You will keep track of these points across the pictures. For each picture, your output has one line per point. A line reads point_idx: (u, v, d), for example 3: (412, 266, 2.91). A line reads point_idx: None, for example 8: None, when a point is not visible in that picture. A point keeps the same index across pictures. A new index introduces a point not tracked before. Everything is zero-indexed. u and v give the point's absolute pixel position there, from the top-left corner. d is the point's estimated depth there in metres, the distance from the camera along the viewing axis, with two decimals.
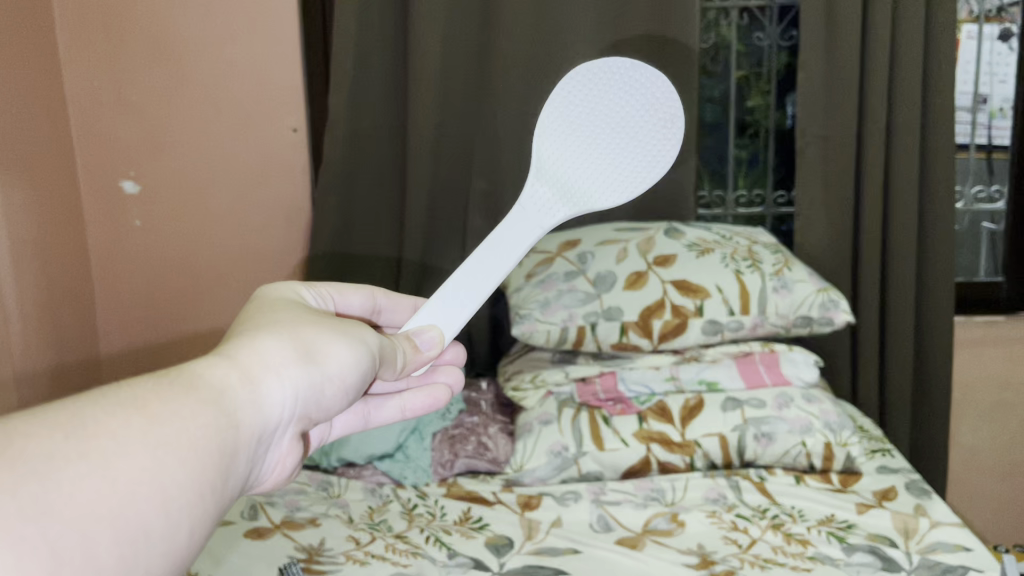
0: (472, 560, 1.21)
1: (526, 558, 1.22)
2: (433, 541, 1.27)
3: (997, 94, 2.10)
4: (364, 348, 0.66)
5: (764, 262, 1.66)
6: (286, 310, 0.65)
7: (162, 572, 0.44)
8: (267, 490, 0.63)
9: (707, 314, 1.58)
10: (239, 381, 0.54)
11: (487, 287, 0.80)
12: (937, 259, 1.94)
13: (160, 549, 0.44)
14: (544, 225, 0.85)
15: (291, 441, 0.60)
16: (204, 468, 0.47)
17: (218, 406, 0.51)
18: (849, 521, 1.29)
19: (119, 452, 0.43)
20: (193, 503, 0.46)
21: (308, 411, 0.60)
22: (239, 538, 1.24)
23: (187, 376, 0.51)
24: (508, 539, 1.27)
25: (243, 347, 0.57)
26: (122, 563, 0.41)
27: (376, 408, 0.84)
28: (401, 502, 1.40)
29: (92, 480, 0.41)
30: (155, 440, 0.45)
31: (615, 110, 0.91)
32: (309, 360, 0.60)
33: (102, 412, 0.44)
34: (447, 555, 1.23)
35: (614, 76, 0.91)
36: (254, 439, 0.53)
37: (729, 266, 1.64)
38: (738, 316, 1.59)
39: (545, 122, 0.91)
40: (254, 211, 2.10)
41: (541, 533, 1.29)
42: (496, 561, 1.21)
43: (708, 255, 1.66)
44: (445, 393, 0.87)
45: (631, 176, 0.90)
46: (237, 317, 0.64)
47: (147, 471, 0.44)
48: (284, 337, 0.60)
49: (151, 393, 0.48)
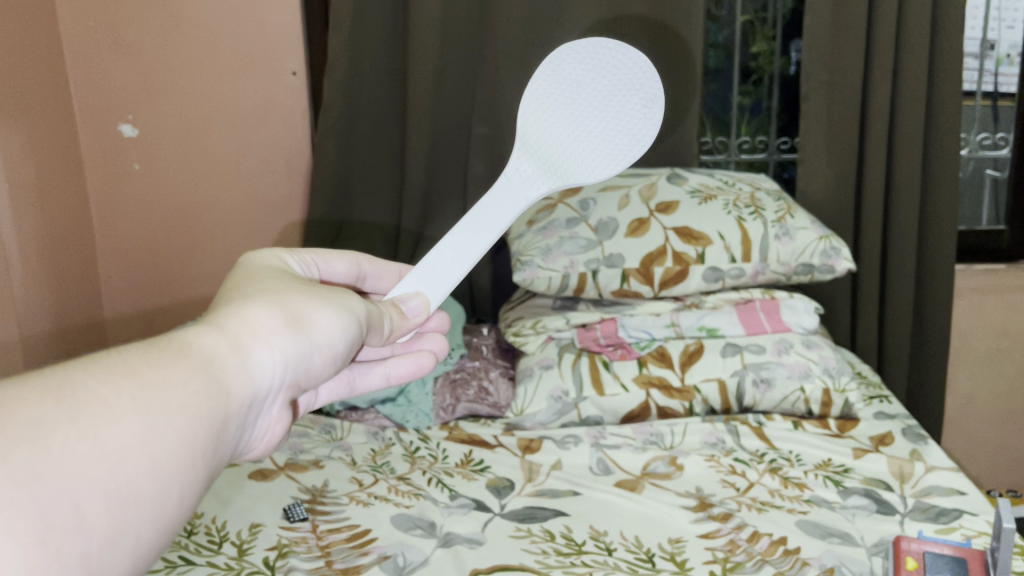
0: (474, 501, 1.24)
1: (527, 501, 1.24)
2: (435, 483, 1.29)
3: (1005, 40, 2.07)
4: (351, 316, 0.65)
5: (766, 209, 1.66)
6: (271, 279, 0.64)
7: (154, 537, 0.44)
8: (255, 457, 0.62)
9: (708, 261, 1.58)
10: (228, 348, 0.53)
11: (468, 258, 0.80)
12: (939, 207, 1.94)
13: (151, 515, 0.43)
14: (525, 199, 0.85)
15: (281, 409, 0.59)
16: (196, 434, 0.46)
17: (209, 372, 0.50)
18: (845, 465, 1.30)
19: (107, 418, 0.42)
20: (185, 468, 0.45)
21: (297, 378, 0.59)
22: (244, 479, 1.27)
23: (177, 344, 0.50)
24: (509, 481, 1.29)
25: (231, 315, 0.56)
26: (114, 527, 0.41)
27: (361, 374, 0.84)
28: (403, 445, 1.42)
29: (84, 444, 0.40)
30: (146, 406, 0.44)
31: (597, 88, 0.88)
32: (298, 328, 0.59)
33: (93, 378, 0.44)
34: (449, 497, 1.25)
35: (599, 54, 0.88)
36: (244, 407, 0.53)
37: (731, 213, 1.63)
38: (740, 263, 1.59)
39: (530, 97, 0.89)
40: (254, 156, 2.08)
41: (542, 476, 1.31)
42: (497, 502, 1.23)
43: (711, 202, 1.66)
44: (430, 360, 0.89)
45: (614, 153, 0.87)
46: (221, 288, 0.63)
47: (138, 436, 0.43)
48: (272, 305, 0.59)
49: (139, 361, 0.47)
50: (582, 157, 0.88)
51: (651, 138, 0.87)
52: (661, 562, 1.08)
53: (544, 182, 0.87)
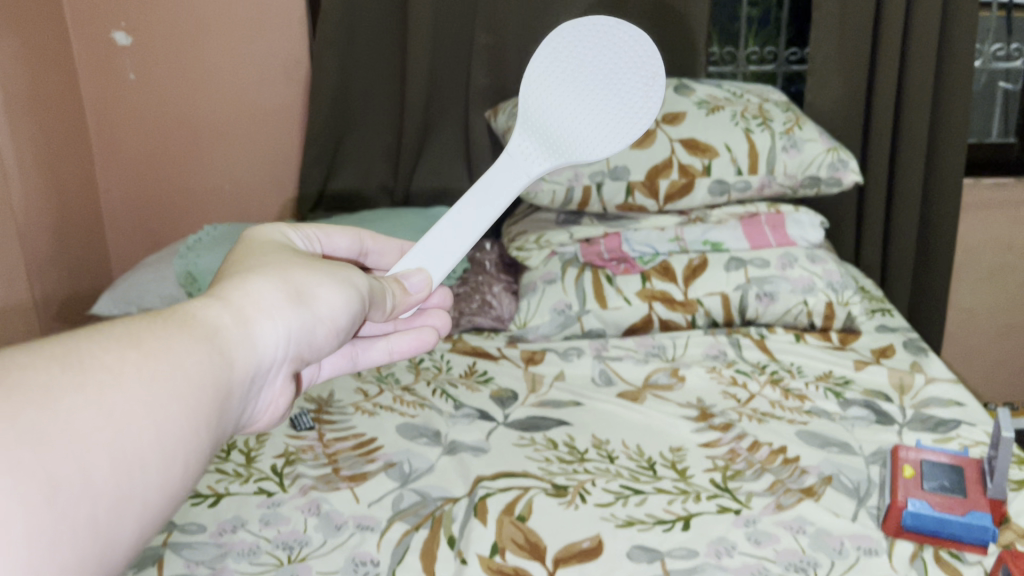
0: (478, 411, 1.25)
1: (530, 411, 1.25)
2: (439, 393, 1.30)
3: None
4: (354, 290, 0.64)
5: (774, 120, 1.63)
6: (273, 253, 0.62)
7: (159, 505, 0.43)
8: (258, 430, 0.61)
9: (714, 173, 1.56)
10: (232, 321, 0.51)
11: (472, 234, 0.79)
12: (949, 121, 1.91)
13: (157, 483, 0.42)
14: (529, 174, 0.84)
15: (283, 382, 0.58)
16: (201, 407, 0.45)
17: (213, 343, 0.49)
18: (846, 377, 1.31)
19: (113, 385, 0.41)
20: (189, 438, 0.44)
21: (300, 351, 0.58)
22: None
23: (181, 314, 0.49)
24: (512, 392, 1.31)
25: (234, 287, 0.54)
26: (119, 492, 0.40)
27: (362, 350, 0.82)
28: None
29: (89, 410, 0.39)
30: (151, 377, 0.43)
31: (597, 67, 0.86)
32: (301, 302, 0.58)
33: (97, 346, 0.42)
34: (454, 407, 1.27)
35: (599, 32, 0.86)
36: (247, 380, 0.51)
37: (739, 124, 1.61)
38: (747, 175, 1.58)
39: (533, 74, 0.87)
40: (252, 66, 2.04)
41: (545, 387, 1.32)
42: (500, 412, 1.25)
43: (718, 112, 1.62)
44: (432, 336, 0.86)
45: (615, 131, 0.86)
46: (223, 264, 0.62)
47: (143, 404, 0.42)
48: (275, 278, 0.57)
49: (143, 330, 0.46)
50: (584, 136, 0.86)
51: (653, 115, 0.85)
52: (662, 470, 1.11)
53: (545, 159, 0.85)
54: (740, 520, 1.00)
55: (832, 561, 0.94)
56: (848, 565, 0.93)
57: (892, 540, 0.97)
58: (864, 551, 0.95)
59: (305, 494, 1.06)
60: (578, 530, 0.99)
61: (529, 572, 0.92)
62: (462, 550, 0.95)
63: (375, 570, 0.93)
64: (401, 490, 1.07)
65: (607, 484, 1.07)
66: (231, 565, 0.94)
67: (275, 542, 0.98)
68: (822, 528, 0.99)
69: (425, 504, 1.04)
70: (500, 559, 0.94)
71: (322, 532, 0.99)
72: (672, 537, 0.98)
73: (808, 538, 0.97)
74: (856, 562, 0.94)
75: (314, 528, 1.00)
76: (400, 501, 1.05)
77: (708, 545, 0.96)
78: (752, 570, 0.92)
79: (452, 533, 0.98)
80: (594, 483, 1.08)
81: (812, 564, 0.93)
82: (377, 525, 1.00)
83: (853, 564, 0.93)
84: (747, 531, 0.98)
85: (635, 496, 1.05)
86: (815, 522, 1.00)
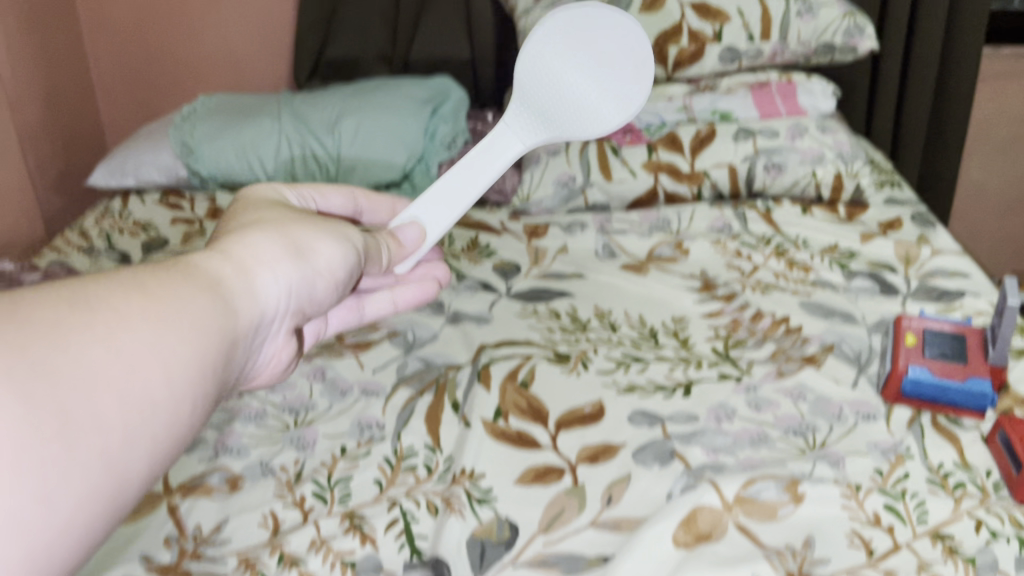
0: (480, 283, 1.25)
1: (532, 282, 1.25)
2: None
3: None
4: (351, 246, 0.63)
5: None
6: (271, 209, 0.61)
7: (169, 446, 0.42)
8: (258, 383, 0.62)
9: (724, 40, 1.52)
10: (234, 272, 0.51)
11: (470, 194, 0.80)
12: None
13: (166, 423, 0.41)
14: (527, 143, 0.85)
15: (285, 337, 0.58)
16: (207, 352, 0.44)
17: (218, 292, 0.48)
18: (852, 250, 1.30)
19: (119, 325, 0.40)
20: (195, 379, 0.43)
21: (301, 306, 0.57)
22: None
23: (184, 265, 0.48)
24: (515, 265, 1.30)
25: (235, 242, 0.53)
26: (128, 430, 0.39)
27: (368, 301, 0.81)
28: None
29: (97, 345, 0.38)
30: (158, 319, 0.42)
31: (586, 48, 0.87)
32: (302, 257, 0.57)
33: (103, 289, 0.41)
34: (456, 278, 1.26)
35: (589, 17, 0.86)
36: (252, 334, 0.51)
37: None
38: (758, 42, 1.53)
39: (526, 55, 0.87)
40: None
41: (548, 260, 1.31)
42: (503, 284, 1.25)
43: None
44: (435, 286, 0.84)
45: (607, 109, 0.88)
46: (220, 221, 0.61)
47: (149, 344, 0.41)
48: (274, 234, 0.56)
49: (148, 277, 0.45)
50: (578, 117, 0.88)
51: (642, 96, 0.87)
52: (663, 339, 1.12)
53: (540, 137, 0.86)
54: (740, 387, 1.02)
55: (830, 426, 0.96)
56: (845, 431, 0.95)
57: (890, 406, 0.99)
58: (862, 417, 0.97)
59: (310, 361, 1.07)
60: (580, 397, 1.01)
61: (533, 435, 0.94)
62: (467, 414, 0.97)
63: (381, 433, 0.95)
64: (405, 359, 1.08)
65: (608, 353, 1.09)
66: (239, 429, 0.96)
67: (281, 408, 0.99)
68: (821, 395, 1.00)
69: (429, 372, 1.05)
70: (503, 422, 0.96)
71: (327, 398, 1.01)
72: (672, 404, 1.00)
73: (808, 405, 0.99)
74: (854, 428, 0.95)
75: (320, 394, 1.02)
76: (404, 368, 1.06)
77: (708, 411, 0.98)
78: (751, 435, 0.94)
79: (456, 398, 1.00)
80: (596, 352, 1.09)
81: (810, 429, 0.95)
82: (382, 392, 1.02)
83: (850, 429, 0.95)
84: (748, 398, 1.00)
85: (636, 364, 1.07)
86: (815, 390, 1.01)
